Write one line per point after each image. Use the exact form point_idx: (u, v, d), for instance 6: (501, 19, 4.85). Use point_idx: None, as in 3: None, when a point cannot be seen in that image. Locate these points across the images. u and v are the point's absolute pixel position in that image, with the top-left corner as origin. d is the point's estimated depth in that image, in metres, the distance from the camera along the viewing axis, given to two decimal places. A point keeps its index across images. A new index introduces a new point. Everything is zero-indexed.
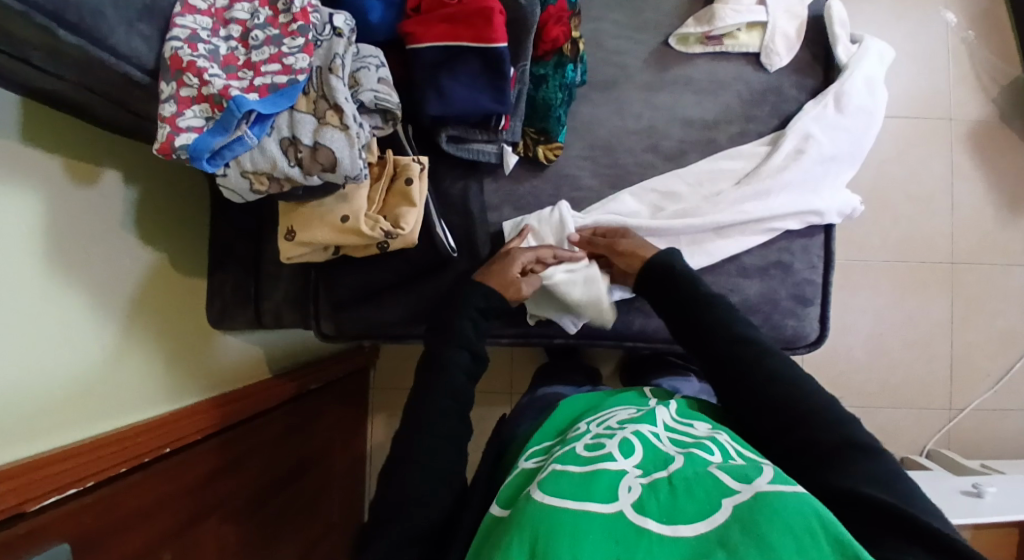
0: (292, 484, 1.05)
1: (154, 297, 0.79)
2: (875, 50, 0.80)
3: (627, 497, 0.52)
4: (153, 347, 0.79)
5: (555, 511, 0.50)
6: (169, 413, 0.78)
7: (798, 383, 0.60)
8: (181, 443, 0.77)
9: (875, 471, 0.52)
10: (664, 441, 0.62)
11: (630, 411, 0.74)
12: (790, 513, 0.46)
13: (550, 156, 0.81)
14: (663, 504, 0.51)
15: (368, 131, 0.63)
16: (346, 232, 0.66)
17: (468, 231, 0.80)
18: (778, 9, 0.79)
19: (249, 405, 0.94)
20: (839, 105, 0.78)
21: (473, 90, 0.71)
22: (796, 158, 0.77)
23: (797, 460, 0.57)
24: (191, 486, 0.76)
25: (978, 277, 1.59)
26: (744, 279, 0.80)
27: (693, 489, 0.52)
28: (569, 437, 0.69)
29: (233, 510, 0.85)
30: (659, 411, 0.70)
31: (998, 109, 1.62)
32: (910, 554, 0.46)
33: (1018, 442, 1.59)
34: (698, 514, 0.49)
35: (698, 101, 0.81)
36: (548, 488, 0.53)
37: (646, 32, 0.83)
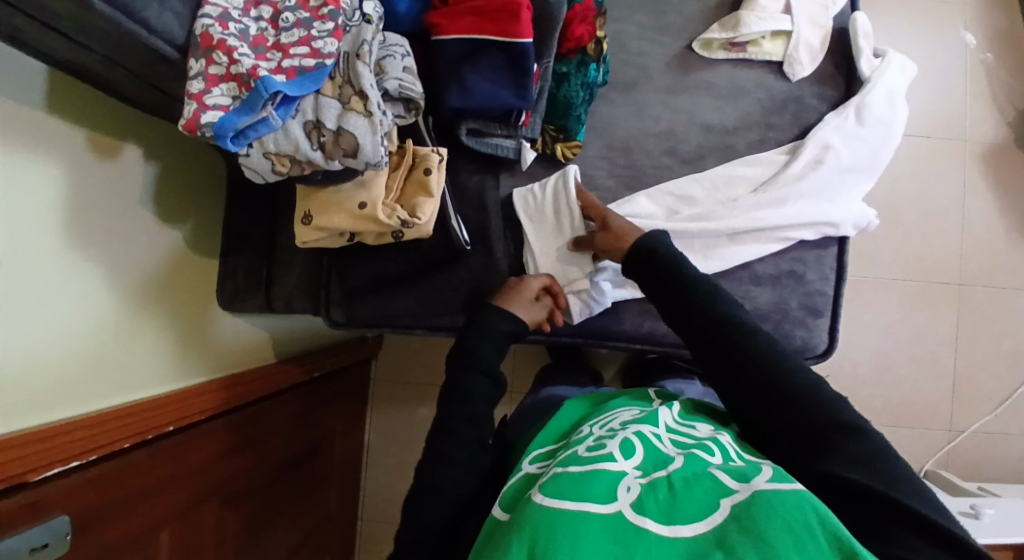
0: (292, 470, 1.05)
1: (167, 276, 0.79)
2: (898, 63, 0.80)
3: (627, 498, 0.52)
4: (164, 325, 0.79)
5: (553, 513, 0.50)
6: (175, 392, 0.78)
7: (782, 363, 0.61)
8: (185, 422, 0.77)
9: (862, 453, 0.54)
10: (666, 443, 0.63)
11: (632, 412, 0.75)
12: (788, 511, 0.47)
13: (568, 154, 0.81)
14: (662, 503, 0.51)
15: (391, 121, 0.64)
16: (363, 219, 0.67)
17: (483, 225, 0.79)
18: (802, 19, 0.79)
19: (253, 389, 0.94)
20: (860, 117, 0.77)
21: (496, 84, 0.71)
22: (814, 167, 0.77)
23: (785, 442, 0.58)
24: (192, 466, 0.76)
25: (986, 299, 1.59)
26: (756, 286, 0.80)
27: (693, 489, 0.52)
28: (573, 439, 0.69)
29: (234, 492, 0.85)
30: (661, 413, 0.70)
31: (1012, 133, 1.62)
32: (902, 539, 0.48)
33: (1018, 466, 1.58)
34: (696, 514, 0.49)
35: (718, 107, 0.81)
36: (548, 489, 0.53)
37: (669, 35, 0.82)
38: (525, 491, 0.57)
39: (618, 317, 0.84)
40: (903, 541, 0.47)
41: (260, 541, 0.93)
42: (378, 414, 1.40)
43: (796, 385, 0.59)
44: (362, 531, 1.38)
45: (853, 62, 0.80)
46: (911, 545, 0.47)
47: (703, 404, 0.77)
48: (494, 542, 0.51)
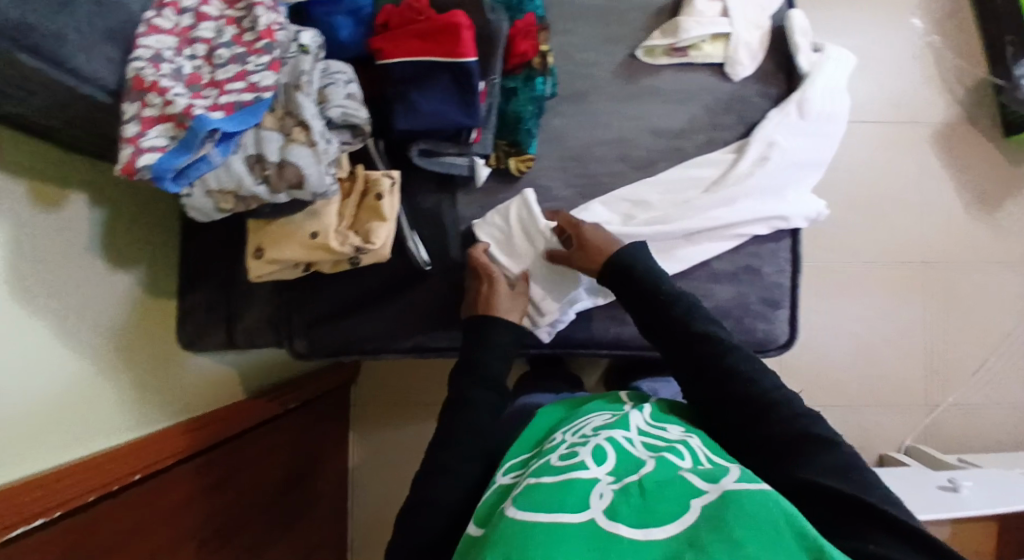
0: (276, 503, 1.04)
1: (124, 321, 0.78)
2: (837, 58, 0.81)
3: (599, 504, 0.52)
4: (124, 371, 0.78)
5: (529, 525, 0.50)
6: (140, 438, 0.77)
7: (756, 379, 0.64)
8: (155, 466, 0.76)
9: (835, 463, 0.56)
10: (637, 445, 0.63)
11: (604, 417, 0.74)
12: (751, 504, 0.48)
13: (522, 168, 0.81)
14: (635, 507, 0.51)
15: (337, 148, 0.64)
16: (315, 249, 0.67)
17: (442, 242, 0.79)
18: (740, 20, 0.81)
19: (224, 427, 0.93)
20: (801, 113, 0.79)
21: (443, 104, 0.72)
22: (760, 165, 0.78)
23: (759, 455, 0.60)
24: (163, 512, 0.75)
25: (952, 275, 1.62)
26: (715, 284, 0.82)
27: (664, 492, 0.52)
28: (545, 447, 0.68)
29: (211, 533, 0.84)
30: (634, 415, 0.70)
31: (965, 111, 1.65)
32: (876, 539, 0.49)
33: (996, 436, 1.61)
34: (668, 516, 0.50)
35: (665, 111, 0.82)
36: (522, 501, 0.53)
37: (613, 44, 0.83)
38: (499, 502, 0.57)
39: (586, 325, 0.84)
40: (874, 540, 0.49)
41: None
42: (361, 438, 1.39)
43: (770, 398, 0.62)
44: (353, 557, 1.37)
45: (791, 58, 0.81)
46: (884, 543, 0.49)
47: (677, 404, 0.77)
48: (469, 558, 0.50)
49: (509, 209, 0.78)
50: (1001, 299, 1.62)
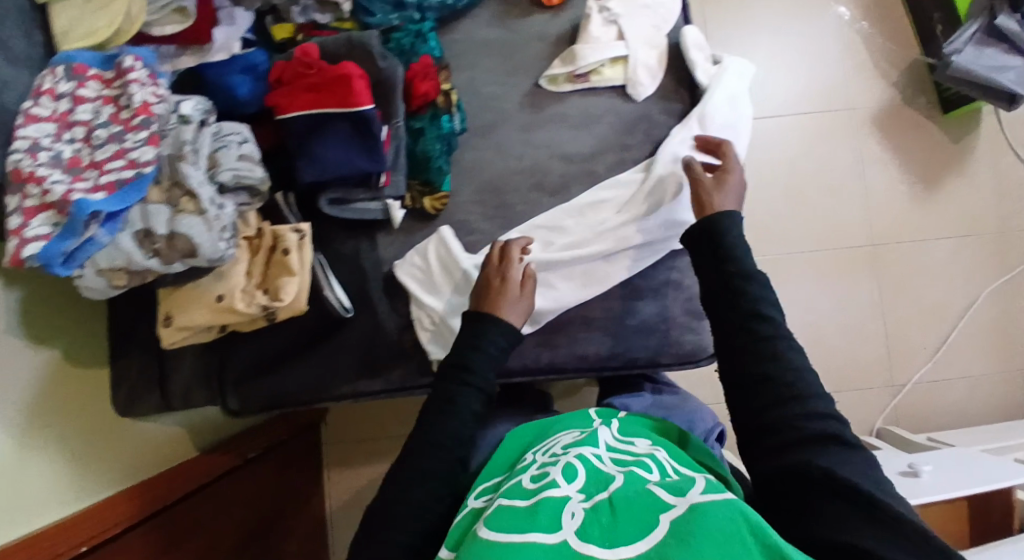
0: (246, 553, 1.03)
1: (51, 397, 0.77)
2: (734, 68, 0.84)
3: (571, 525, 0.51)
4: (57, 447, 0.77)
5: (498, 546, 0.49)
6: (80, 511, 0.76)
7: (791, 369, 0.62)
8: (102, 536, 0.75)
9: (851, 463, 0.55)
10: (607, 462, 0.62)
11: (574, 434, 0.75)
12: (718, 522, 0.45)
13: (437, 207, 0.81)
14: (605, 528, 0.50)
15: (231, 211, 0.64)
16: (222, 310, 0.67)
17: (361, 284, 0.79)
18: (637, 42, 0.82)
19: (177, 486, 0.92)
20: (706, 127, 0.80)
21: (348, 151, 0.72)
22: (668, 181, 0.80)
23: (767, 445, 0.60)
24: None
25: (900, 254, 1.65)
26: (639, 301, 0.83)
27: (631, 507, 0.50)
28: (516, 469, 0.68)
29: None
30: (602, 432, 0.71)
31: (899, 93, 1.67)
32: (881, 537, 0.48)
33: (961, 409, 1.63)
34: (635, 533, 0.48)
35: (574, 136, 0.83)
36: (494, 523, 0.52)
37: (517, 75, 0.84)
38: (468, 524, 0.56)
39: (518, 354, 0.83)
40: (875, 535, 0.49)
41: None
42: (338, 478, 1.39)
43: (791, 393, 0.60)
44: None
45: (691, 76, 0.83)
46: (887, 540, 0.48)
47: (655, 423, 0.82)
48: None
49: (427, 248, 0.79)
50: (951, 275, 1.65)
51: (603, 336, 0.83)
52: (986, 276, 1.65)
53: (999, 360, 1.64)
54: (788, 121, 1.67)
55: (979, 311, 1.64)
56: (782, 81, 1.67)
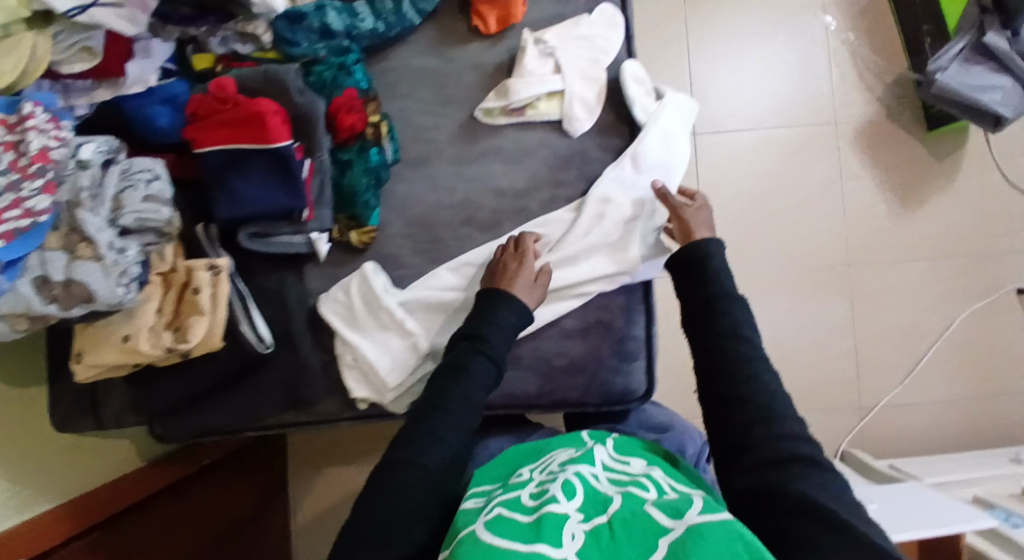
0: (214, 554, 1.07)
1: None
2: (673, 103, 0.83)
3: (572, 544, 0.55)
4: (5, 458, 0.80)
5: (501, 552, 0.53)
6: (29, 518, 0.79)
7: (772, 393, 0.66)
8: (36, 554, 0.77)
9: (836, 487, 0.57)
10: (603, 483, 0.67)
11: (568, 453, 0.79)
12: (717, 540, 0.51)
13: (365, 239, 0.79)
14: (604, 549, 0.54)
15: (134, 254, 0.64)
16: (130, 351, 0.67)
17: (285, 320, 0.78)
18: (573, 76, 0.80)
19: (124, 495, 0.94)
20: (637, 166, 0.80)
21: (265, 187, 0.70)
22: (598, 222, 0.80)
23: (743, 459, 0.63)
24: None
25: (875, 274, 1.62)
26: (568, 341, 0.82)
27: (630, 529, 0.56)
28: (512, 482, 0.72)
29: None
30: (596, 452, 0.76)
31: (884, 107, 1.62)
32: (861, 559, 0.50)
33: (930, 433, 1.61)
34: (638, 553, 0.53)
35: (507, 170, 0.82)
36: (497, 531, 0.57)
37: (451, 105, 0.82)
38: (467, 528, 0.60)
39: None
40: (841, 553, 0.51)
41: None
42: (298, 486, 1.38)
43: (764, 414, 0.64)
44: None
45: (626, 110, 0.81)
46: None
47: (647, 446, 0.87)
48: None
49: (350, 284, 0.78)
50: (928, 295, 1.61)
51: (531, 374, 0.82)
52: (964, 297, 1.61)
53: (972, 382, 1.62)
54: (768, 133, 1.62)
55: (954, 333, 1.62)
56: (763, 91, 1.62)
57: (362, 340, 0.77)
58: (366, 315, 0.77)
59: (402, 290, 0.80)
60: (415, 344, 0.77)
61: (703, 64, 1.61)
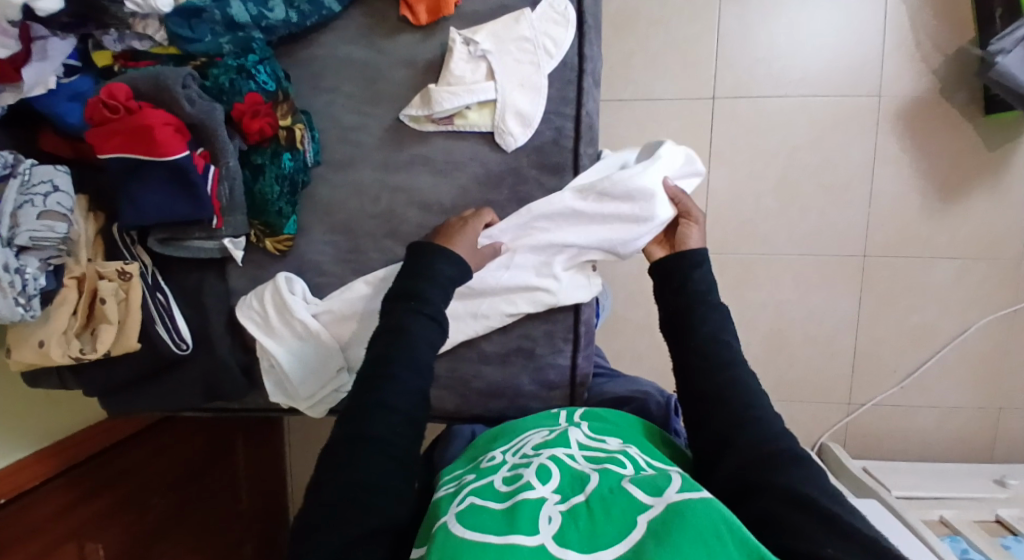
0: (183, 484, 1.28)
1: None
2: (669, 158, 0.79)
3: (548, 529, 0.54)
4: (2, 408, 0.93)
5: (478, 546, 0.52)
6: (29, 458, 0.94)
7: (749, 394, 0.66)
8: (14, 494, 0.90)
9: (812, 476, 0.58)
10: (580, 461, 0.64)
11: (542, 432, 0.72)
12: (695, 516, 0.51)
13: (281, 248, 0.78)
14: (582, 531, 0.53)
15: (37, 268, 0.66)
16: (46, 355, 0.70)
17: (204, 321, 0.79)
18: (509, 84, 0.72)
19: (121, 431, 1.12)
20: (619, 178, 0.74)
21: (166, 198, 0.68)
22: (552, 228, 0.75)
23: (723, 456, 0.63)
24: (48, 520, 0.95)
25: (893, 268, 1.49)
26: (486, 365, 0.80)
27: (609, 514, 0.54)
28: (484, 466, 0.68)
29: (88, 530, 1.02)
30: (573, 430, 0.70)
31: (937, 83, 1.42)
32: (850, 550, 0.51)
33: (922, 438, 1.55)
34: (616, 537, 0.52)
35: (434, 183, 0.77)
36: (469, 522, 0.55)
37: (379, 105, 0.77)
38: (439, 521, 0.59)
39: None
40: (830, 545, 0.51)
41: None
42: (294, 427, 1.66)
43: (742, 417, 0.64)
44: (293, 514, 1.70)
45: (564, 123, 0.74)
46: (845, 550, 0.51)
47: (648, 428, 0.77)
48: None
49: (264, 293, 0.78)
50: (948, 298, 1.49)
51: (448, 393, 0.81)
52: (987, 305, 1.49)
53: (978, 393, 1.52)
54: (801, 104, 1.45)
55: (968, 341, 1.50)
56: (799, 55, 1.43)
57: (278, 349, 0.77)
58: (281, 326, 0.77)
59: (320, 300, 0.79)
60: (329, 356, 0.78)
61: (736, 19, 1.43)
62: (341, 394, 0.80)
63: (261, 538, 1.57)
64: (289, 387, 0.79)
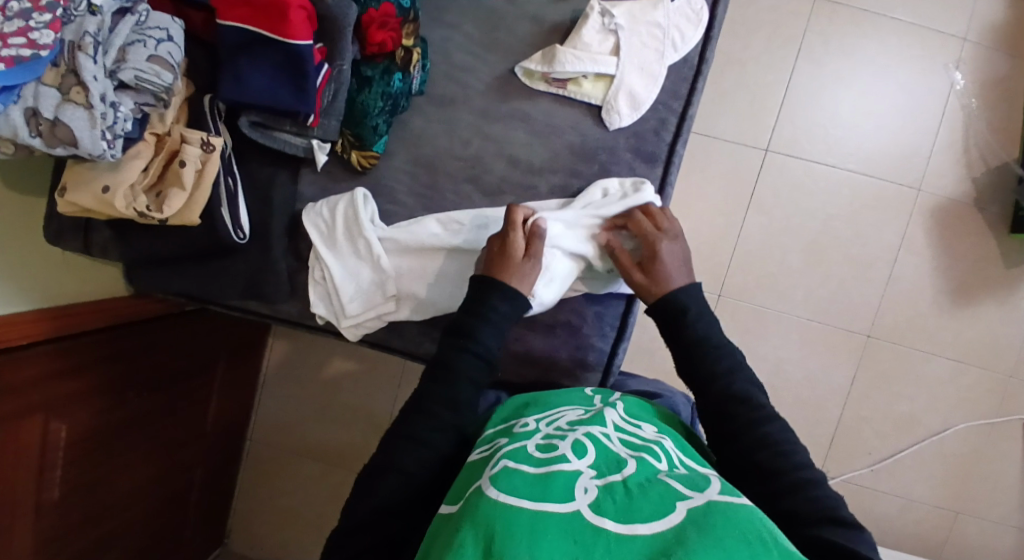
0: (157, 388, 1.24)
1: (16, 216, 0.88)
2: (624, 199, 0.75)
3: (584, 498, 0.53)
4: (16, 259, 0.89)
5: (511, 510, 0.51)
6: (31, 313, 0.90)
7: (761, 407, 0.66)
8: (10, 345, 0.86)
9: (817, 496, 0.58)
10: (615, 442, 0.63)
11: (579, 410, 0.71)
12: (740, 520, 0.49)
13: (364, 164, 0.78)
14: (618, 504, 0.52)
15: (128, 111, 0.64)
16: (106, 203, 0.68)
17: (266, 217, 0.78)
18: (630, 64, 0.74)
19: (118, 315, 1.08)
20: (636, 194, 0.75)
21: (273, 83, 0.68)
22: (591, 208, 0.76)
23: (738, 468, 0.63)
24: (26, 382, 0.90)
25: (893, 354, 1.54)
26: (530, 331, 0.81)
27: (647, 495, 0.53)
28: (517, 431, 0.67)
29: (58, 406, 0.98)
30: (609, 411, 0.70)
31: (975, 190, 1.51)
32: None
33: (881, 525, 1.58)
34: (654, 514, 0.50)
35: (528, 141, 0.78)
36: (504, 486, 0.54)
37: (496, 53, 0.78)
38: (473, 483, 0.58)
39: (398, 335, 0.82)
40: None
41: (78, 461, 1.05)
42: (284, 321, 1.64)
43: (755, 415, 0.64)
44: (249, 449, 1.67)
45: (666, 116, 0.76)
46: None
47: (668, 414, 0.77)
48: (444, 534, 0.52)
49: (338, 204, 0.77)
50: (938, 395, 1.54)
51: None
52: (972, 410, 1.54)
53: (944, 492, 1.57)
54: (846, 176, 1.51)
55: (945, 440, 1.55)
56: (857, 130, 1.50)
57: (337, 263, 0.77)
58: (345, 241, 0.77)
59: (386, 226, 0.79)
60: (382, 282, 0.77)
61: (807, 82, 1.50)
62: (383, 321, 0.80)
63: (214, 463, 1.54)
64: (336, 304, 0.78)
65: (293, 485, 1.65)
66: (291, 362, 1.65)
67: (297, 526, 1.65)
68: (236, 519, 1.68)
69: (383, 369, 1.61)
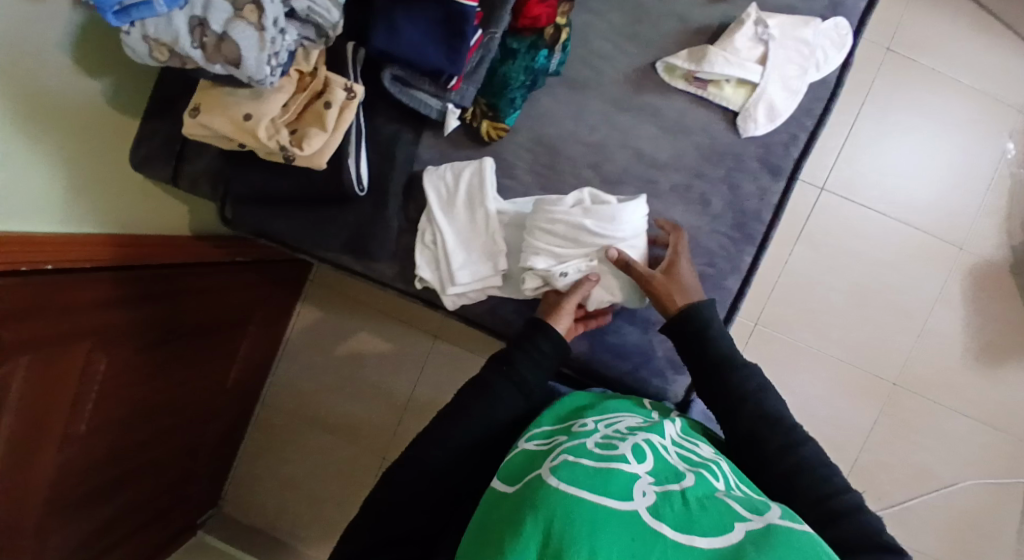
0: (196, 336, 1.20)
1: (103, 131, 0.86)
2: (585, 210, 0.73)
3: (642, 501, 0.50)
4: (96, 177, 0.87)
5: (572, 498, 0.49)
6: (100, 236, 0.88)
7: None
8: (80, 265, 0.84)
9: None
10: (673, 455, 0.61)
11: (637, 419, 0.69)
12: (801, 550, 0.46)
13: (492, 134, 0.78)
14: (677, 514, 0.49)
15: (292, 41, 0.62)
16: (243, 131, 0.66)
17: (384, 171, 0.77)
18: (773, 75, 0.75)
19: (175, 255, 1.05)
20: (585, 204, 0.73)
21: (427, 39, 0.67)
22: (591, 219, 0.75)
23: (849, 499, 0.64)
24: (87, 304, 0.85)
25: (915, 405, 1.57)
26: (627, 325, 0.82)
27: (706, 510, 0.50)
28: (576, 430, 0.65)
29: (109, 338, 0.93)
30: (667, 425, 0.69)
31: (1013, 257, 1.55)
32: None
33: None
34: (713, 528, 0.47)
35: (656, 136, 0.78)
36: (563, 475, 0.52)
37: (637, 46, 0.79)
38: (532, 469, 0.57)
39: (493, 310, 0.81)
40: None
41: (114, 397, 0.99)
42: (318, 284, 1.63)
43: None
44: (260, 413, 1.63)
45: (795, 132, 0.78)
46: None
47: None
48: (501, 515, 0.51)
49: (463, 169, 0.77)
50: (953, 451, 1.57)
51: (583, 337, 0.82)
52: (984, 470, 1.57)
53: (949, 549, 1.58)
54: (894, 224, 1.54)
55: (955, 496, 1.57)
56: (909, 181, 1.54)
57: (452, 228, 0.77)
58: (464, 206, 0.77)
59: (503, 200, 0.78)
60: (495, 255, 0.76)
61: (870, 128, 1.54)
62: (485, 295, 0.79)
63: (228, 421, 1.49)
64: (445, 270, 0.77)
65: (300, 456, 1.61)
66: (317, 332, 1.62)
67: (296, 498, 1.61)
68: (237, 483, 1.63)
69: (411, 350, 1.59)
